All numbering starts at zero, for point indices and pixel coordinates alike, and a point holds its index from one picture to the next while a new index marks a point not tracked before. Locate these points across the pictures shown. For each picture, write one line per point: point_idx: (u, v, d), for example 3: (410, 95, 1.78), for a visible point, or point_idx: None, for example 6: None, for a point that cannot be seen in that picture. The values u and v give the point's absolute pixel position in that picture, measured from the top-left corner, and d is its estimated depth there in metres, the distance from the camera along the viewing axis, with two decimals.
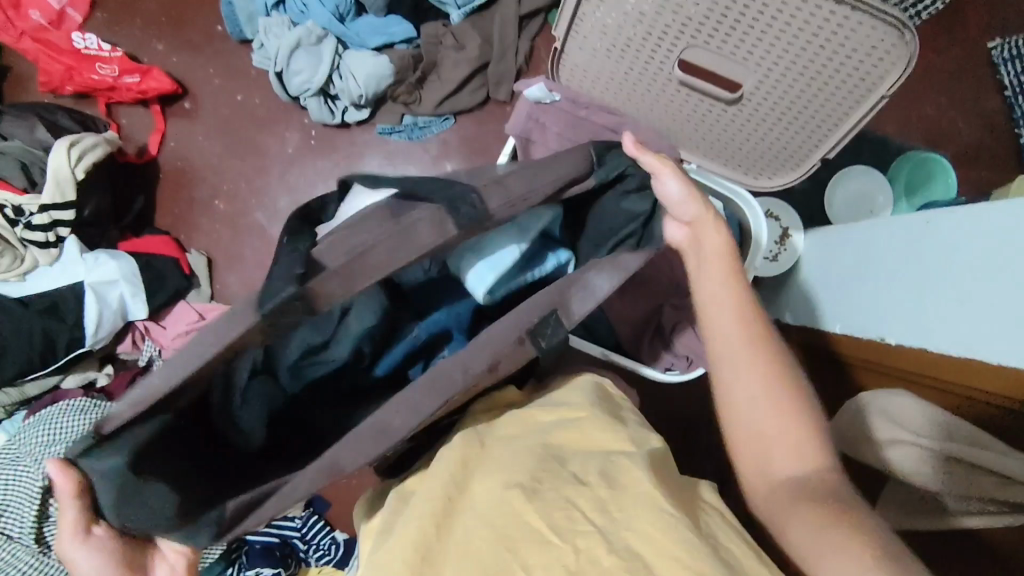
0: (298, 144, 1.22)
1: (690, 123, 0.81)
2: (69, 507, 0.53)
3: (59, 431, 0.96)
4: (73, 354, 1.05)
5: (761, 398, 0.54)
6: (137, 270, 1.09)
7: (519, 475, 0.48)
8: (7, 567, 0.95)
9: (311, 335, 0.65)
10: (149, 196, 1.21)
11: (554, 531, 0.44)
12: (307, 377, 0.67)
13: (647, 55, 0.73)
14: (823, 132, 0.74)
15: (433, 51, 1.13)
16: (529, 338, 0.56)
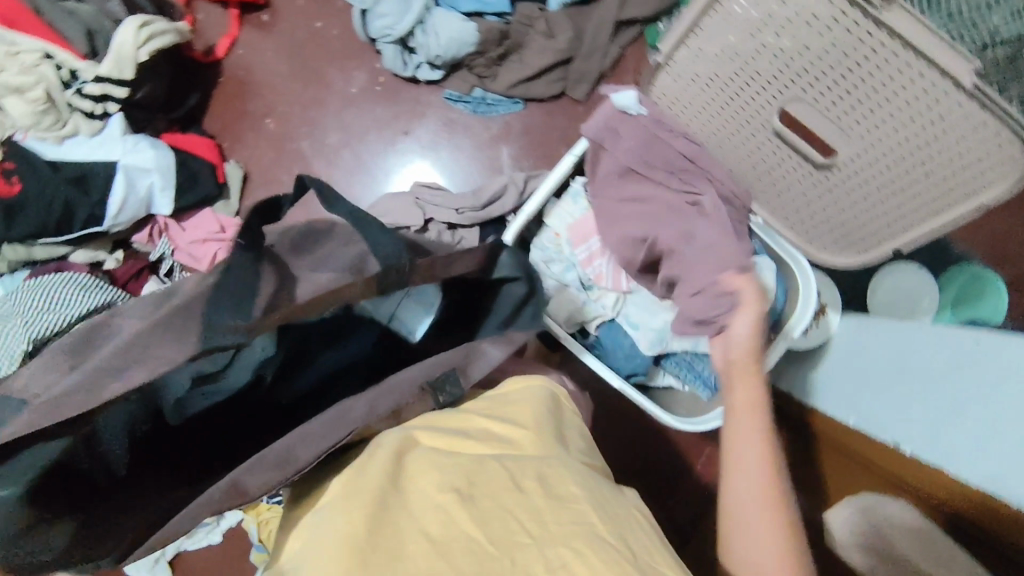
0: (363, 86, 1.19)
1: (770, 174, 0.78)
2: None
3: (53, 301, 0.95)
4: (89, 230, 1.04)
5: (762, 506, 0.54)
6: (173, 164, 1.08)
7: (454, 479, 0.49)
8: None
9: (208, 362, 0.70)
10: (204, 96, 1.19)
11: (493, 542, 0.45)
12: (196, 408, 0.70)
13: (749, 95, 0.71)
14: (904, 224, 0.70)
15: (523, 31, 1.11)
16: (429, 390, 0.63)
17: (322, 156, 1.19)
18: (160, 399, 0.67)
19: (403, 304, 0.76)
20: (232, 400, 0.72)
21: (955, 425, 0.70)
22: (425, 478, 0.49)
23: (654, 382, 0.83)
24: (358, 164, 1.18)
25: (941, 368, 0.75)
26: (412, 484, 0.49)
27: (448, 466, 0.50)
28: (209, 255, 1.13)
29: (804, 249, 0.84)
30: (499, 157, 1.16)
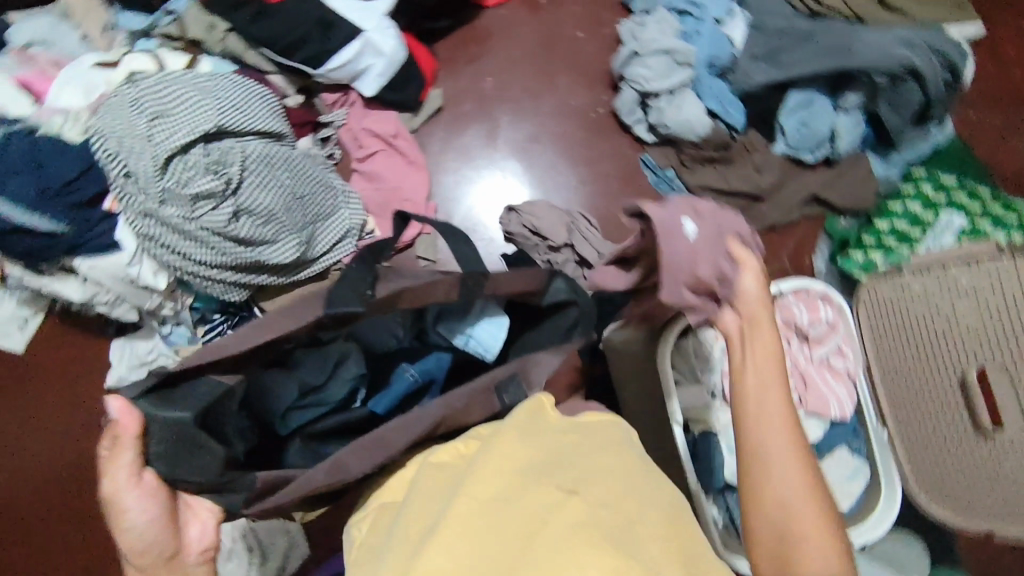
0: (580, 104, 1.25)
1: (923, 428, 0.89)
2: (128, 448, 0.62)
3: (247, 104, 0.97)
4: (300, 66, 1.08)
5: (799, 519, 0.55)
6: (398, 62, 1.13)
7: (555, 489, 0.54)
8: (110, 154, 0.89)
9: (308, 377, 0.78)
10: (451, 25, 1.25)
11: (604, 553, 0.48)
12: (301, 419, 0.78)
13: (936, 347, 0.89)
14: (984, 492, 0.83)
15: (740, 152, 1.18)
16: (496, 391, 0.72)
17: (509, 136, 1.24)
18: (268, 407, 0.76)
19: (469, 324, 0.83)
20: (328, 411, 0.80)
21: None
22: (519, 484, 0.55)
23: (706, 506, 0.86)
24: (533, 163, 1.24)
25: None
26: (501, 482, 0.55)
27: (531, 470, 0.56)
28: (370, 151, 1.18)
29: (911, 489, 0.90)
30: None
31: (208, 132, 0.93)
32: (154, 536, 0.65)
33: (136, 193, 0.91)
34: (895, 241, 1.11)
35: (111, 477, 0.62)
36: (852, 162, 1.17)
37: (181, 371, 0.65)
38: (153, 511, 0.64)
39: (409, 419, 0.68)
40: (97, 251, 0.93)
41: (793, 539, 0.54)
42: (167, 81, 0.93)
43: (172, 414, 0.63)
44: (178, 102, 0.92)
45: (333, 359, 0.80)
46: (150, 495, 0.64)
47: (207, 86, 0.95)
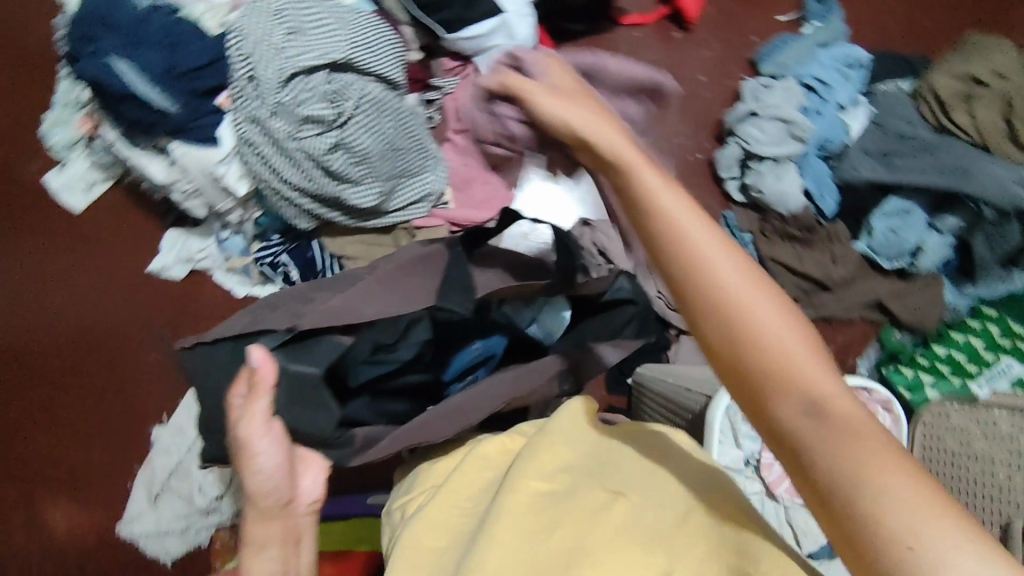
0: (681, 145, 1.26)
1: None
2: (263, 397, 0.67)
3: (378, 45, 0.97)
4: (435, 26, 1.09)
5: (797, 362, 0.43)
6: None
7: (608, 482, 0.52)
8: (238, 54, 0.91)
9: (380, 336, 0.73)
10: (584, 32, 1.25)
11: (655, 541, 0.46)
12: (367, 374, 0.74)
13: (977, 489, 0.84)
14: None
15: (823, 237, 1.18)
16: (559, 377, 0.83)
17: None
18: (342, 360, 0.73)
19: (535, 314, 0.85)
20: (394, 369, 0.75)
21: None
22: (570, 479, 0.54)
23: None
24: None
25: None
26: (548, 483, 0.54)
27: (574, 467, 0.56)
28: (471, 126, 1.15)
29: None
30: None
31: (337, 63, 0.94)
32: (276, 486, 0.69)
33: (250, 97, 0.92)
34: (948, 369, 1.11)
35: (245, 420, 0.67)
36: (926, 281, 1.17)
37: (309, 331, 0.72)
38: (280, 457, 0.69)
39: (477, 397, 0.75)
40: (196, 141, 0.94)
41: (761, 379, 0.43)
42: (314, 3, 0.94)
43: (299, 367, 0.71)
44: (314, 24, 0.93)
45: (406, 321, 0.74)
46: (278, 441, 0.69)
47: (348, 18, 0.96)
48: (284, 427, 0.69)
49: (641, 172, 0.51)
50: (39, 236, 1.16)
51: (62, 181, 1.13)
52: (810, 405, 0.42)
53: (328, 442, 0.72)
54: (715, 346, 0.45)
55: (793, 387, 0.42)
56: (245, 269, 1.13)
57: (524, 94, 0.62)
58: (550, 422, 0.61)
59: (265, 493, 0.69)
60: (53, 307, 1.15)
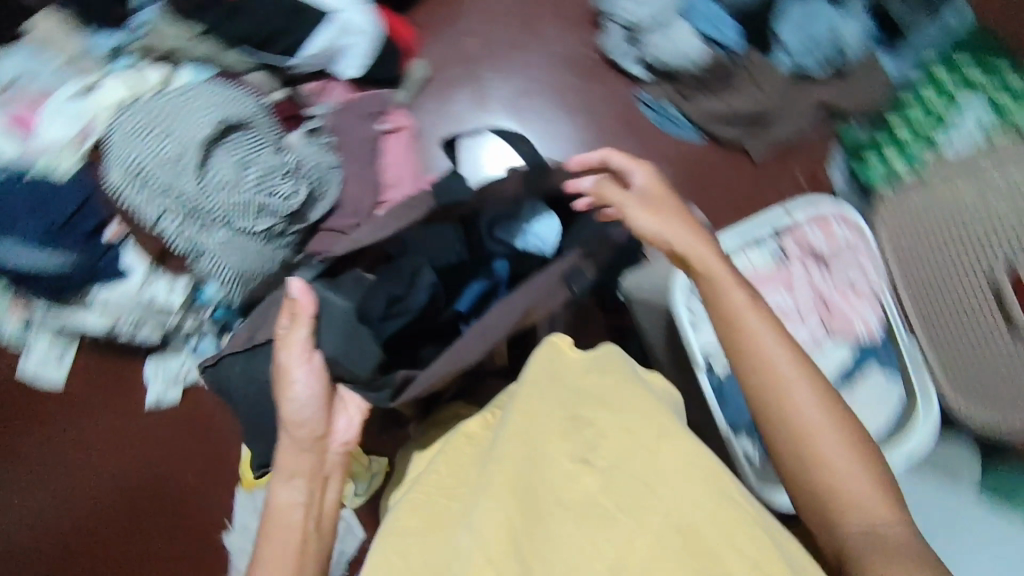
0: (567, 50, 1.21)
1: (963, 333, 0.85)
2: (303, 325, 0.72)
3: (234, 99, 0.94)
4: (279, 59, 1.05)
5: (854, 499, 0.55)
6: (376, 38, 1.09)
7: (577, 452, 0.53)
8: (129, 181, 0.89)
9: (391, 287, 0.75)
10: None
11: (620, 508, 0.49)
12: (389, 328, 0.75)
13: (970, 257, 0.83)
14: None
15: (739, 72, 1.13)
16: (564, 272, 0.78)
17: (500, 96, 1.21)
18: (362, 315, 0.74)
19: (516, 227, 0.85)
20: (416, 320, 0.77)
21: None
22: (552, 449, 0.54)
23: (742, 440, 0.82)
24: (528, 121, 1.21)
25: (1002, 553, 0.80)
26: (533, 459, 0.54)
27: (544, 431, 0.56)
28: None
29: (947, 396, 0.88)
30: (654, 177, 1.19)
31: (213, 138, 0.91)
32: (308, 424, 0.74)
33: (170, 213, 0.91)
34: (908, 135, 1.05)
35: (286, 350, 0.72)
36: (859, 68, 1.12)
37: (343, 264, 0.82)
38: (316, 385, 0.73)
39: (500, 310, 0.73)
40: (112, 279, 0.96)
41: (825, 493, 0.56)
42: (154, 108, 0.90)
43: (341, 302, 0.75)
44: (172, 116, 0.90)
45: (410, 271, 0.77)
46: (316, 373, 0.73)
47: (197, 94, 0.93)
48: (323, 362, 0.74)
49: (729, 294, 0.64)
50: (37, 418, 1.20)
51: (34, 361, 1.17)
52: (862, 530, 0.54)
53: (369, 385, 0.72)
54: (785, 453, 0.59)
55: (848, 508, 0.55)
56: None
57: (619, 205, 0.73)
58: (526, 375, 0.63)
59: (299, 427, 0.74)
60: (79, 478, 1.19)
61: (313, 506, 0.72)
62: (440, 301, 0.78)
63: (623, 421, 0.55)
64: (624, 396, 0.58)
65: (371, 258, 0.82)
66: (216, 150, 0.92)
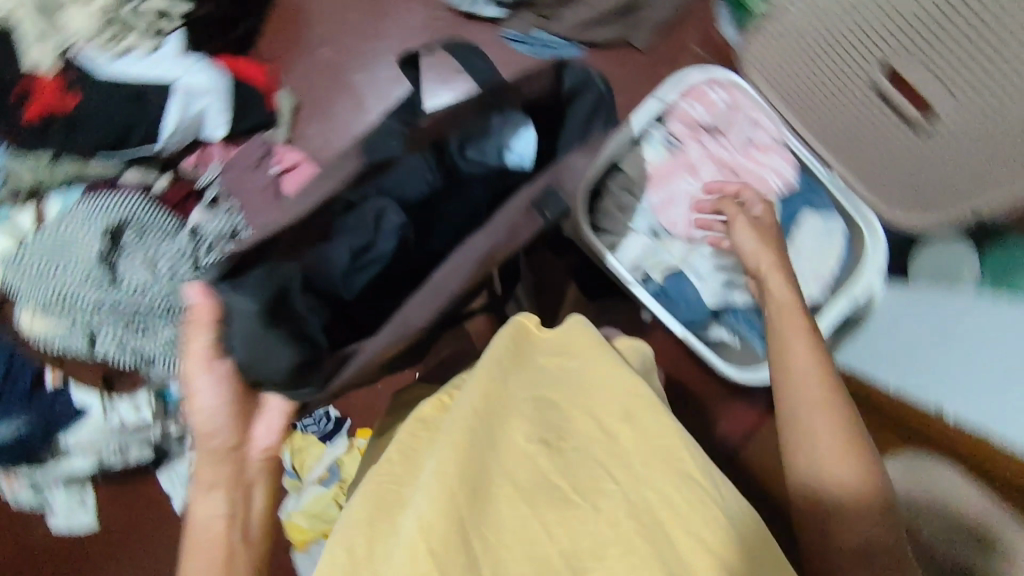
0: (420, 20, 1.16)
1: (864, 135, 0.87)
2: (201, 332, 0.58)
3: (111, 199, 0.92)
4: (143, 149, 1.01)
5: (857, 522, 0.55)
6: (227, 89, 1.04)
7: (542, 432, 0.48)
8: (58, 330, 0.88)
9: (353, 239, 0.71)
10: (258, 21, 1.15)
11: (575, 491, 0.44)
12: (357, 285, 0.72)
13: (848, 64, 0.82)
14: (977, 187, 0.77)
15: None
16: (535, 208, 0.68)
17: (376, 92, 1.16)
18: (328, 273, 0.70)
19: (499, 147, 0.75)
20: (388, 267, 0.75)
21: (969, 374, 0.79)
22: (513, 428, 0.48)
23: (706, 333, 0.80)
24: None
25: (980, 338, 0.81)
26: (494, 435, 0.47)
27: (508, 404, 0.49)
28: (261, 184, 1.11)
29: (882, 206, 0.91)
30: None
31: (110, 246, 0.89)
32: (220, 436, 0.63)
33: (107, 335, 0.89)
34: None
35: (187, 357, 0.60)
36: None
37: (255, 252, 0.60)
38: (226, 396, 0.61)
39: (459, 259, 0.64)
40: (70, 423, 0.96)
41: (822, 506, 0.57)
42: (39, 243, 0.89)
43: (237, 300, 0.57)
44: (61, 245, 0.88)
45: (373, 217, 0.73)
46: (223, 379, 0.61)
47: (74, 214, 0.90)
48: (231, 368, 0.60)
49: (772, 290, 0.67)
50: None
51: (61, 518, 1.14)
52: (860, 543, 0.54)
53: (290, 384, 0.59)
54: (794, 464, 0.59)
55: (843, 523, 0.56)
56: None
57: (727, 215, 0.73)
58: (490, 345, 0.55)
59: (209, 437, 0.63)
60: None
61: (239, 517, 0.62)
62: (413, 244, 0.76)
63: (597, 407, 0.50)
64: (599, 374, 0.52)
65: (301, 224, 0.64)
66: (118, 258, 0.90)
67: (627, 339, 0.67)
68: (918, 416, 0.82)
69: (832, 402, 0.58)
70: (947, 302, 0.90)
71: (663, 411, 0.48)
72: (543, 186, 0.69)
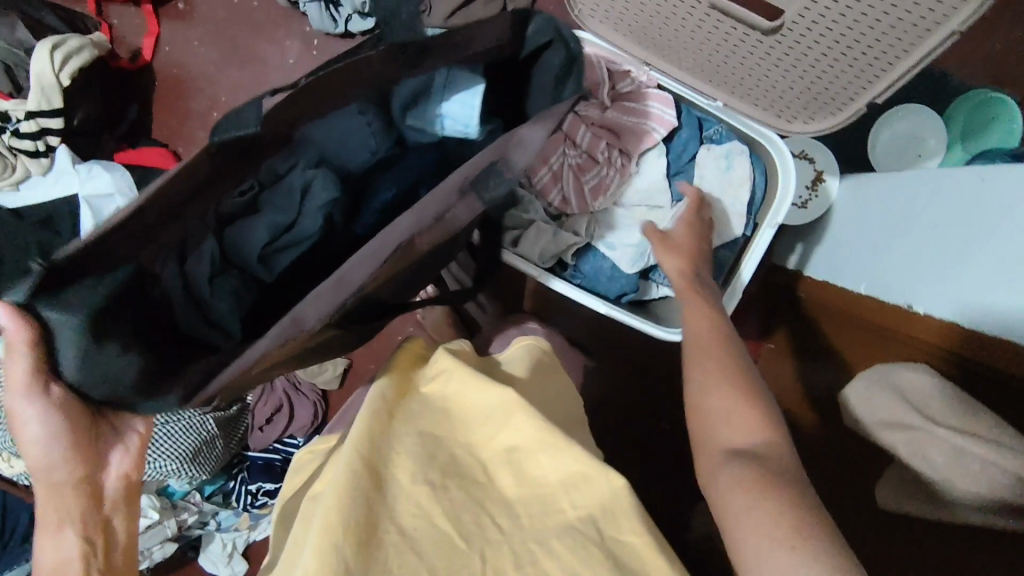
0: (299, 53, 1.12)
1: (723, 65, 0.64)
2: (23, 360, 0.44)
3: None
4: None
5: (735, 426, 0.53)
6: (133, 184, 1.02)
7: (429, 471, 0.50)
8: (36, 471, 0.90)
9: (276, 214, 0.62)
10: (145, 105, 1.14)
11: (464, 539, 0.47)
12: (277, 267, 0.64)
13: None
14: (888, 61, 0.55)
15: None
16: (472, 188, 0.58)
17: None
18: (240, 256, 0.61)
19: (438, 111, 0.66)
20: (315, 246, 0.65)
21: (937, 262, 0.70)
22: (403, 463, 0.50)
23: (645, 297, 0.75)
24: None
25: (934, 214, 0.72)
26: (388, 480, 0.49)
27: (409, 450, 0.51)
28: None
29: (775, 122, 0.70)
30: None
31: None
32: (65, 467, 0.53)
33: None
34: None
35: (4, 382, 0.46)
36: None
37: (84, 261, 0.46)
38: (56, 429, 0.49)
39: (366, 255, 0.52)
40: None
41: (710, 418, 0.55)
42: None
43: (55, 313, 0.44)
44: None
45: (300, 187, 0.63)
46: (58, 410, 0.48)
47: None
48: (69, 395, 0.48)
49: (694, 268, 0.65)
50: None
51: None
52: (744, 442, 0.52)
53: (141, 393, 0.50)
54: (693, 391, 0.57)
55: (724, 429, 0.53)
56: (255, 517, 1.18)
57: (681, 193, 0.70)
58: (376, 397, 0.58)
59: (53, 469, 0.53)
60: None
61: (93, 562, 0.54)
62: (338, 220, 0.66)
63: (485, 448, 0.55)
64: (482, 398, 0.56)
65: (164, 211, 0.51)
66: None
67: (522, 339, 0.69)
68: (904, 320, 0.74)
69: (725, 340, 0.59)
70: (897, 179, 0.80)
71: (552, 447, 0.52)
72: (487, 161, 0.58)
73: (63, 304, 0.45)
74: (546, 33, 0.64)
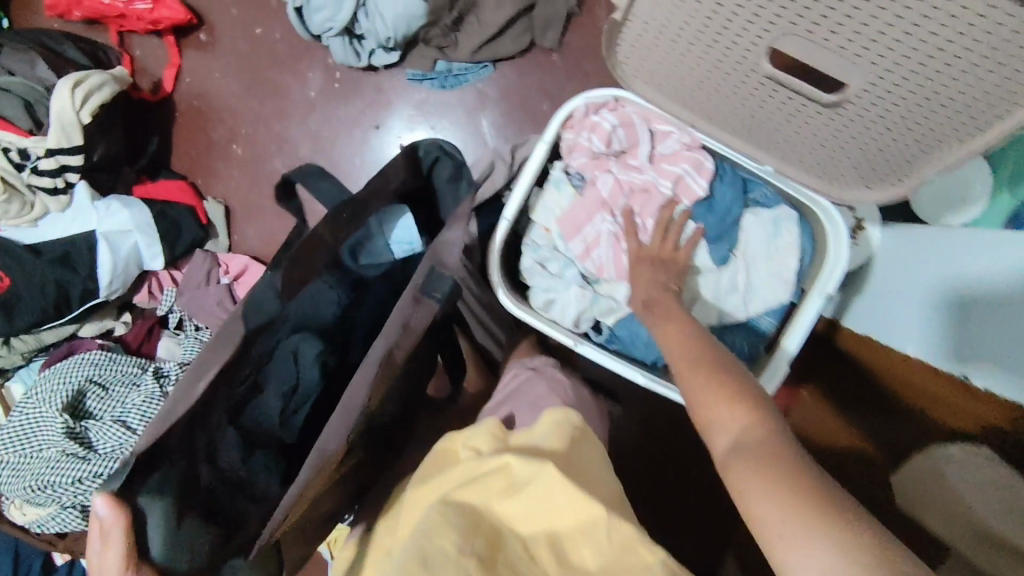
0: (321, 86, 1.10)
1: (774, 133, 0.62)
2: (114, 545, 0.53)
3: (59, 373, 0.92)
4: (89, 304, 1.00)
5: (728, 424, 0.51)
6: (152, 219, 1.01)
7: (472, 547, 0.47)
8: (49, 519, 0.88)
9: (280, 378, 0.73)
10: (165, 137, 1.13)
11: None
12: (295, 423, 0.74)
13: (739, 27, 0.50)
14: (958, 136, 0.51)
15: None
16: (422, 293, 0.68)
17: None
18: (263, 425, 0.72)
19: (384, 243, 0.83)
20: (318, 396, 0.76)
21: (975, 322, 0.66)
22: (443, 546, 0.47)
23: None
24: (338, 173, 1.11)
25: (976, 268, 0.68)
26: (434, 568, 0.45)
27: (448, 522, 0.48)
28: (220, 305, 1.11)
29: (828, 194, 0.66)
30: (481, 130, 1.07)
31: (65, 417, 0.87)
32: None
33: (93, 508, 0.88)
34: None
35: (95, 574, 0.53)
36: None
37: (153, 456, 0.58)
38: None
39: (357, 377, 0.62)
40: None
41: (706, 423, 0.53)
42: (12, 431, 0.89)
43: (148, 496, 0.57)
44: (27, 433, 0.88)
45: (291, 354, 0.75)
46: None
47: (32, 399, 0.90)
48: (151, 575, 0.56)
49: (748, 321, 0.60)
50: None
51: None
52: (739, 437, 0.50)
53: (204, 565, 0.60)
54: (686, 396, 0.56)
55: (723, 429, 0.51)
56: None
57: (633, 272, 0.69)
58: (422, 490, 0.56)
59: None
60: None
61: None
62: (334, 361, 0.77)
63: (522, 520, 0.50)
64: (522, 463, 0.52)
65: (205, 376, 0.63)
66: (80, 431, 0.88)
67: (551, 412, 0.60)
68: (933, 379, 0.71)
69: (701, 349, 0.57)
70: (939, 234, 0.77)
71: (596, 520, 0.48)
72: (425, 270, 0.69)
73: (151, 492, 0.58)
74: (434, 153, 0.80)
